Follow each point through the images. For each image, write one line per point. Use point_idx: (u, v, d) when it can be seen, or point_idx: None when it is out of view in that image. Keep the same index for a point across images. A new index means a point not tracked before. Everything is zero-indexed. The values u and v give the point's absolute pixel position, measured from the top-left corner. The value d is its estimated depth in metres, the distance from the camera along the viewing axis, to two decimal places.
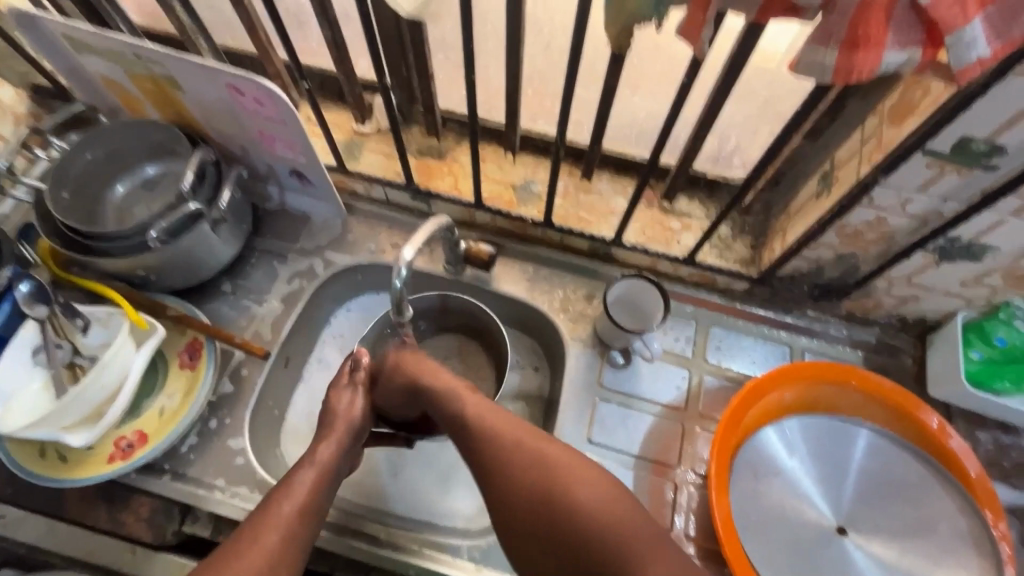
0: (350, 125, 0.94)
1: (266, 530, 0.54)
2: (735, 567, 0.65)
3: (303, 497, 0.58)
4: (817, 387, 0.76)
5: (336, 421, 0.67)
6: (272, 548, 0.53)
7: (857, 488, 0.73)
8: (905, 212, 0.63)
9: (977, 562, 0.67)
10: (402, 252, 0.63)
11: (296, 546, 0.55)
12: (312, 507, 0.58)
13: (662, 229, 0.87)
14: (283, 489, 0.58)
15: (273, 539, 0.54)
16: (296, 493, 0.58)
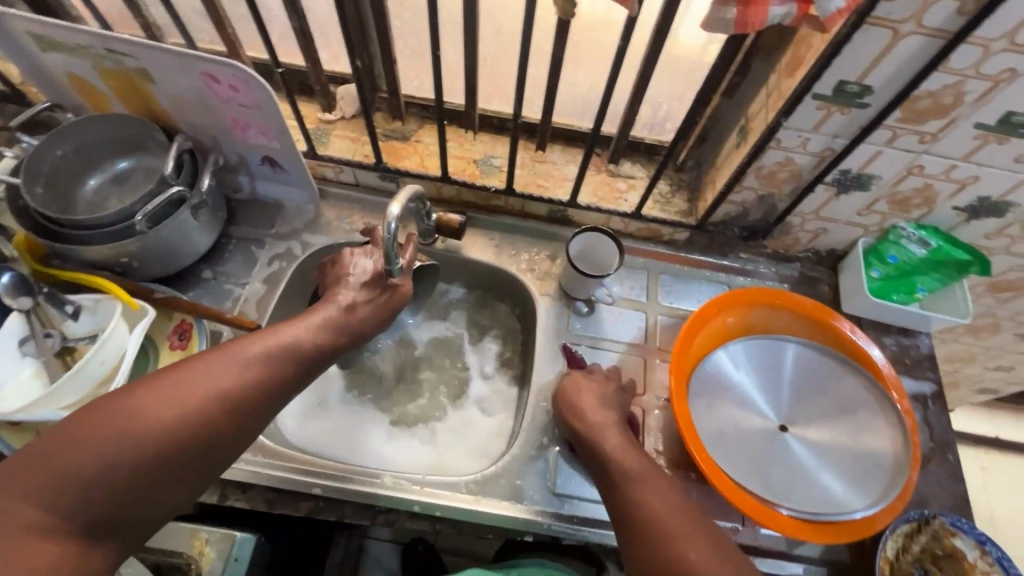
0: (315, 114, 0.99)
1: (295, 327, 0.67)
2: (698, 461, 0.76)
3: (312, 330, 0.68)
4: (752, 311, 0.89)
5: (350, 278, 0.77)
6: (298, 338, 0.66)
7: (790, 392, 0.85)
8: (806, 150, 0.76)
9: (889, 435, 0.81)
10: (389, 209, 0.70)
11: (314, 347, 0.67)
12: (321, 339, 0.68)
13: (610, 189, 0.98)
14: (297, 323, 0.68)
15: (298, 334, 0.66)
16: (308, 329, 0.68)
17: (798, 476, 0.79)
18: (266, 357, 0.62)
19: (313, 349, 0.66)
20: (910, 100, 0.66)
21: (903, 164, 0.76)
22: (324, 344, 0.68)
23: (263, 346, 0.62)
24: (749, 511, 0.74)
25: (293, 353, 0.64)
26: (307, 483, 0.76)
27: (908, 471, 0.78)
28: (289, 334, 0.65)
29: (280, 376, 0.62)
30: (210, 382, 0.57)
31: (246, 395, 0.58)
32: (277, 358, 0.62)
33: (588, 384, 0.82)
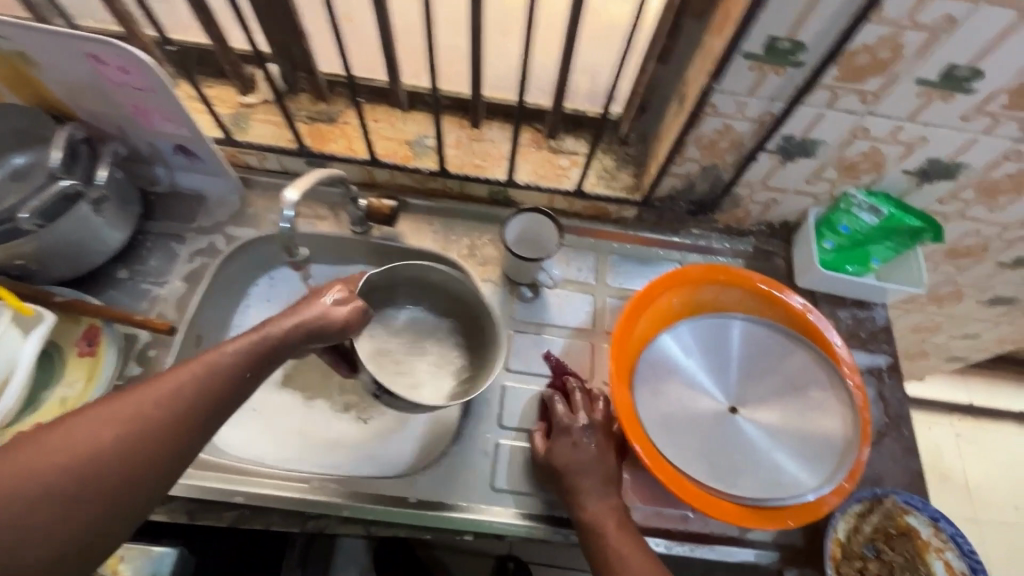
0: (234, 98, 0.92)
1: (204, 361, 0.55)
2: (639, 450, 0.72)
3: (221, 364, 0.55)
4: (699, 290, 0.86)
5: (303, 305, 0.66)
6: (203, 373, 0.54)
7: (741, 372, 0.81)
8: (745, 116, 0.72)
9: (840, 412, 0.78)
10: (285, 195, 0.64)
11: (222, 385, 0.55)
12: (222, 382, 0.55)
13: (552, 166, 0.93)
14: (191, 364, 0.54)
15: (201, 370, 0.54)
16: (209, 370, 0.55)
17: (749, 459, 0.76)
18: (141, 419, 0.50)
19: (217, 388, 0.54)
20: (846, 55, 0.61)
21: (848, 128, 0.72)
22: (226, 390, 0.55)
23: (137, 405, 0.50)
24: (693, 499, 0.70)
25: (190, 394, 0.53)
26: (229, 492, 0.72)
27: (858, 447, 0.75)
28: (176, 381, 0.53)
29: (164, 426, 0.50)
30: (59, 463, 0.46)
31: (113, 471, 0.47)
32: (160, 418, 0.50)
33: (582, 458, 0.71)
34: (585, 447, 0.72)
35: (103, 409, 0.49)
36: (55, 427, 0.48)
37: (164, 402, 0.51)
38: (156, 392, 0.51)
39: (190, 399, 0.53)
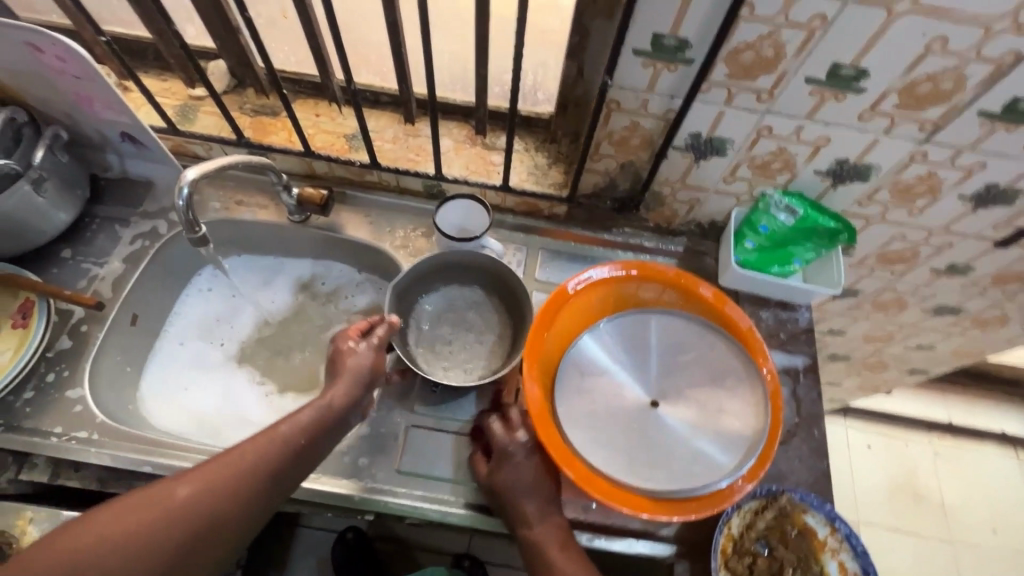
0: (184, 90, 0.97)
1: (271, 440, 0.63)
2: (548, 446, 0.73)
3: (288, 440, 0.64)
4: (620, 285, 0.86)
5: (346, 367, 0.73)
6: (272, 450, 0.62)
7: (664, 365, 0.80)
8: (649, 112, 0.73)
9: (754, 399, 0.77)
10: (184, 173, 0.69)
11: (287, 463, 0.63)
12: (291, 452, 0.63)
13: (484, 162, 0.95)
14: (268, 437, 0.63)
15: (272, 449, 0.62)
16: (284, 440, 0.63)
17: (667, 453, 0.75)
18: (229, 488, 0.58)
19: (284, 462, 0.62)
20: (731, 52, 0.63)
21: (750, 126, 0.73)
22: (294, 459, 0.63)
23: (229, 474, 0.58)
24: (598, 492, 0.71)
25: (262, 468, 0.61)
26: (137, 461, 0.75)
27: (764, 437, 0.74)
28: (254, 451, 0.61)
29: (242, 499, 0.58)
30: (168, 523, 0.53)
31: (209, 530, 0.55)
32: (247, 485, 0.59)
33: (527, 477, 0.73)
34: (525, 468, 0.74)
35: (200, 476, 0.57)
36: (161, 489, 0.55)
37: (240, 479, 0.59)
38: (233, 467, 0.59)
39: (267, 468, 0.61)
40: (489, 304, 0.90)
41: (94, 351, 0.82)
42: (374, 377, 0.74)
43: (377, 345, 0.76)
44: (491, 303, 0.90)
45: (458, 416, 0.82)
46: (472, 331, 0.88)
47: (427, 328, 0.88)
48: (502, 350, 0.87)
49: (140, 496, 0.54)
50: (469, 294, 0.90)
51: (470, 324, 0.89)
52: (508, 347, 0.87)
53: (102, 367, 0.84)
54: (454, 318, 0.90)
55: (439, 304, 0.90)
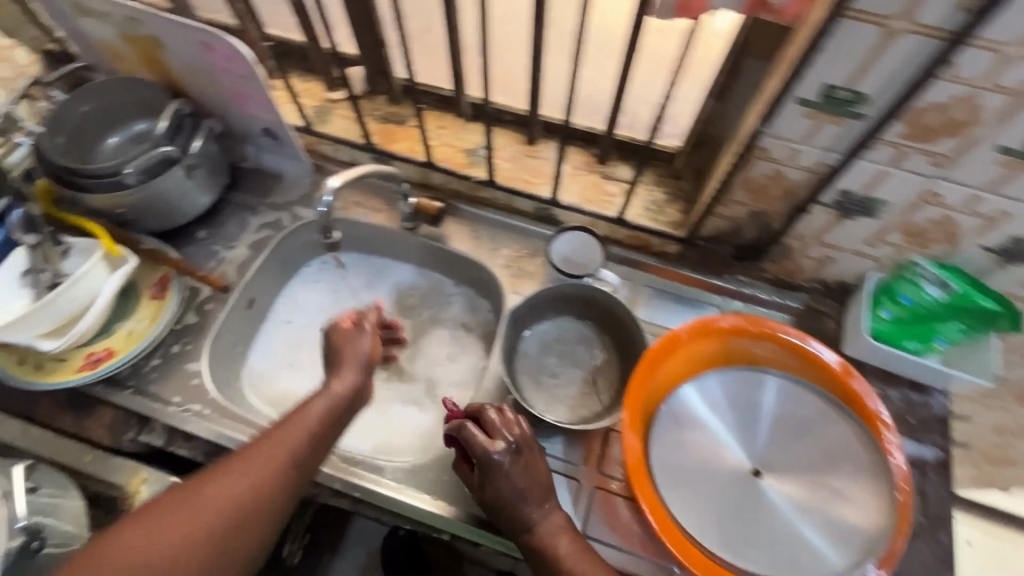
0: (322, 92, 1.02)
1: (294, 424, 0.66)
2: (641, 504, 0.69)
3: (310, 425, 0.66)
4: (734, 338, 0.79)
5: (352, 350, 0.74)
6: (299, 435, 0.65)
7: (773, 434, 0.75)
8: (798, 164, 0.68)
9: (875, 494, 0.70)
10: (327, 183, 0.68)
11: (313, 447, 0.66)
12: (314, 435, 0.66)
13: (599, 192, 0.93)
14: (280, 430, 0.65)
15: (296, 434, 0.65)
16: (297, 430, 0.65)
17: (767, 530, 0.70)
18: (255, 475, 0.61)
19: (307, 447, 0.65)
20: (913, 112, 0.57)
21: (915, 190, 0.66)
22: (312, 446, 0.66)
23: (245, 470, 0.62)
24: (690, 562, 0.67)
25: (289, 455, 0.64)
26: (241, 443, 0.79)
27: (890, 541, 0.67)
28: (280, 439, 0.64)
29: (279, 484, 0.62)
30: (191, 524, 0.58)
31: (234, 523, 0.59)
32: (265, 478, 0.62)
33: (517, 480, 0.68)
34: (517, 475, 0.68)
35: (218, 475, 0.61)
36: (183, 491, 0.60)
37: (272, 466, 0.62)
38: (264, 454, 0.63)
39: (283, 458, 0.63)
40: (598, 339, 0.88)
41: (213, 332, 0.87)
42: (371, 361, 0.75)
43: (369, 329, 0.77)
44: (601, 341, 0.87)
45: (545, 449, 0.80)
46: (579, 366, 0.86)
47: (533, 355, 0.87)
48: (609, 392, 0.84)
49: (162, 501, 0.59)
50: (580, 328, 0.88)
51: (577, 359, 0.87)
52: (615, 388, 0.84)
53: (218, 345, 0.89)
54: (563, 351, 0.87)
55: (548, 334, 0.88)
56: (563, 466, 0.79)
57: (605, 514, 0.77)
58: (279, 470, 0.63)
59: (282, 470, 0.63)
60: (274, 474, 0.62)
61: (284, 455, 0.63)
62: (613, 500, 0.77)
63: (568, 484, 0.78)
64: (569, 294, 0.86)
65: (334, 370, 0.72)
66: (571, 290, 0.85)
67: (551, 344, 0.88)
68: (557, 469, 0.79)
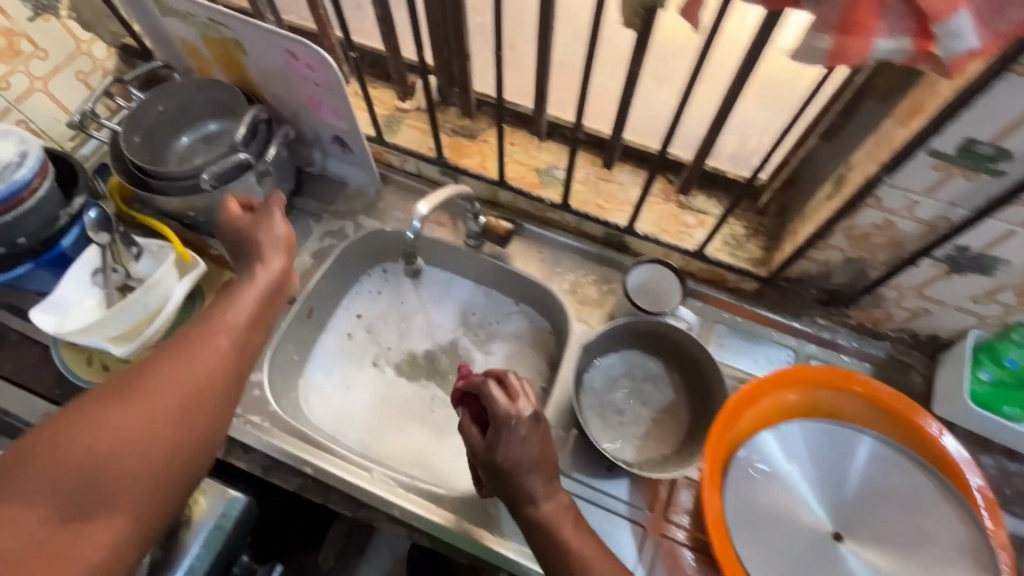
0: (393, 101, 1.00)
1: (227, 311, 0.63)
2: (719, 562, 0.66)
3: (245, 310, 0.64)
4: (819, 391, 0.75)
5: (266, 238, 0.69)
6: (235, 320, 0.63)
7: (859, 497, 0.71)
8: (913, 216, 0.64)
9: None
10: (417, 208, 0.66)
11: (250, 332, 0.63)
12: (249, 319, 0.64)
13: (676, 222, 0.89)
14: (208, 325, 0.62)
15: (231, 318, 0.62)
16: (226, 323, 0.62)
17: None
18: (190, 361, 0.58)
19: (241, 330, 0.63)
20: None
21: None
22: (248, 332, 0.63)
23: (182, 365, 0.58)
24: None
25: (225, 338, 0.61)
26: (300, 461, 0.78)
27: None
28: (212, 330, 0.61)
29: (221, 367, 0.59)
30: (132, 418, 0.53)
31: (181, 413, 0.56)
32: (207, 367, 0.59)
33: (528, 448, 0.64)
34: (524, 440, 0.64)
35: (148, 374, 0.57)
36: (108, 392, 0.54)
37: (215, 353, 0.60)
38: (199, 343, 0.60)
39: (218, 349, 0.60)
40: (667, 378, 0.84)
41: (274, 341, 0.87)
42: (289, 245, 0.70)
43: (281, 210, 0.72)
44: (670, 380, 0.84)
45: (610, 491, 0.77)
46: (646, 405, 0.83)
47: (599, 390, 0.83)
48: (678, 435, 0.80)
49: (85, 404, 0.53)
50: (647, 364, 0.85)
51: (645, 397, 0.83)
52: (685, 432, 0.80)
53: (278, 355, 0.87)
54: (630, 388, 0.84)
55: (615, 368, 0.85)
56: (627, 510, 0.76)
57: (670, 567, 0.73)
58: (222, 361, 0.60)
59: (224, 353, 0.60)
60: (218, 358, 0.60)
61: (223, 344, 0.61)
62: (678, 551, 0.74)
63: (634, 529, 0.75)
64: (643, 330, 0.83)
65: (253, 258, 0.68)
66: (646, 326, 0.82)
67: (618, 379, 0.84)
68: (622, 513, 0.76)
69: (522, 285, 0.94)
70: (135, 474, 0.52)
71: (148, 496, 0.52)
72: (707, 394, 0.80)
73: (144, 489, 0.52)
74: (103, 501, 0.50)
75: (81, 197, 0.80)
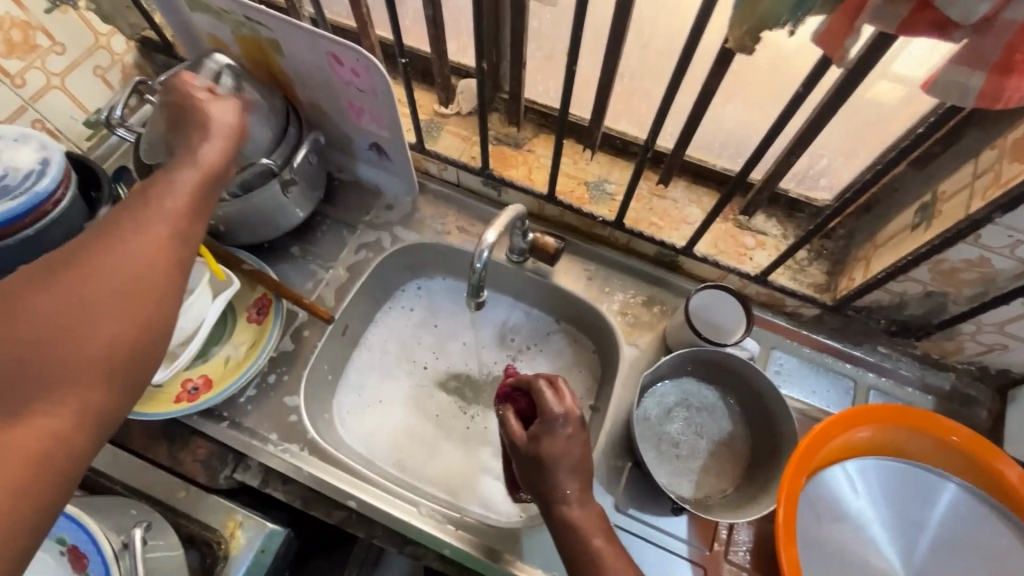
0: (432, 106, 0.95)
1: (156, 190, 0.49)
2: None
3: (176, 189, 0.50)
4: (891, 429, 0.71)
5: (203, 116, 0.56)
6: (166, 200, 0.48)
7: (930, 541, 0.68)
8: (1013, 254, 0.60)
9: None
10: (485, 235, 0.65)
11: (185, 216, 0.49)
12: (183, 201, 0.49)
13: (735, 243, 0.85)
14: (129, 208, 0.47)
15: (160, 199, 0.48)
16: (159, 207, 0.48)
17: None
18: (107, 243, 0.44)
19: (172, 211, 0.48)
20: None
21: None
22: (182, 214, 0.49)
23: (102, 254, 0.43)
24: None
25: (151, 218, 0.46)
26: (344, 494, 0.74)
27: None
28: (134, 213, 0.46)
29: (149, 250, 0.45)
30: (54, 308, 0.40)
31: (115, 302, 0.42)
32: (139, 251, 0.44)
33: (571, 448, 0.59)
34: (565, 435, 0.59)
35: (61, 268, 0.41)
36: (6, 292, 0.39)
37: (140, 233, 0.45)
38: (120, 226, 0.45)
39: (153, 234, 0.46)
40: (724, 407, 0.81)
41: (311, 360, 0.81)
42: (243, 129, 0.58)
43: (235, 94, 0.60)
44: (728, 410, 0.80)
45: (668, 530, 0.73)
46: (703, 436, 0.79)
47: (654, 420, 0.79)
48: (737, 470, 0.77)
49: None
50: (703, 394, 0.81)
51: (702, 429, 0.79)
52: (744, 467, 0.77)
53: (315, 376, 0.83)
54: (687, 418, 0.80)
55: (671, 397, 0.81)
56: (687, 550, 0.72)
57: None
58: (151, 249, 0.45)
59: (155, 234, 0.46)
60: (145, 238, 0.45)
61: (149, 226, 0.46)
62: None
63: (695, 571, 0.72)
64: (708, 358, 0.79)
65: (196, 136, 0.55)
66: (705, 355, 0.79)
67: (675, 410, 0.80)
68: (683, 554, 0.72)
69: (568, 304, 0.90)
70: (63, 380, 0.39)
71: (84, 403, 0.39)
72: (773, 428, 0.76)
73: (80, 399, 0.39)
74: (24, 413, 0.37)
75: (105, 208, 0.75)
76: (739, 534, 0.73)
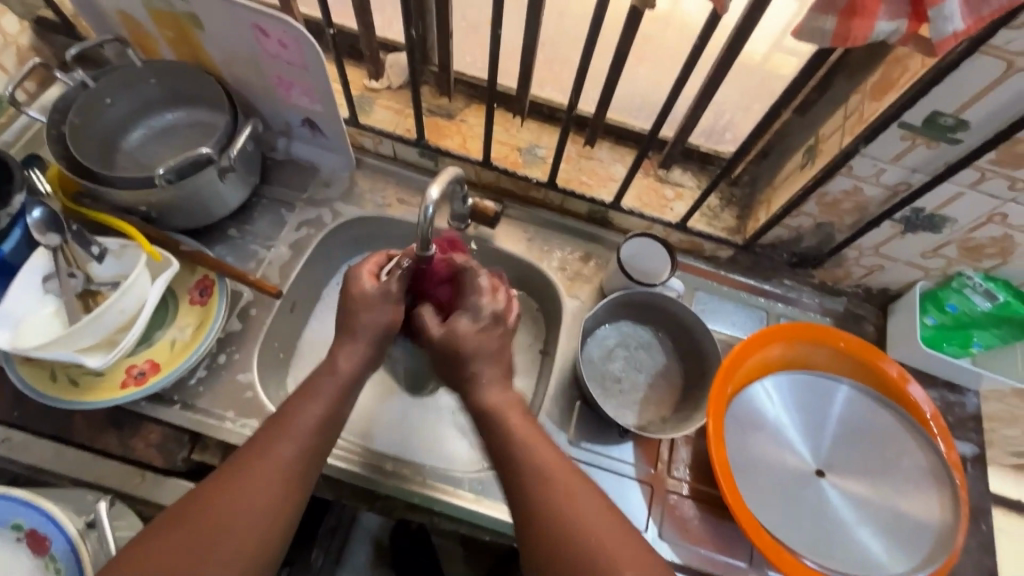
0: (362, 81, 0.96)
1: (303, 410, 0.60)
2: (732, 505, 0.71)
3: (316, 416, 0.60)
4: (797, 344, 0.82)
5: (360, 330, 0.65)
6: (306, 428, 0.59)
7: (834, 435, 0.80)
8: (879, 182, 0.71)
9: (937, 493, 0.76)
10: (428, 193, 0.67)
11: (321, 441, 0.60)
12: (316, 430, 0.60)
13: (657, 196, 0.93)
14: (279, 431, 0.58)
15: (302, 425, 0.59)
16: (296, 430, 0.59)
17: (833, 528, 0.75)
18: (262, 471, 0.56)
19: (307, 441, 0.59)
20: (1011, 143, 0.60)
21: (985, 210, 0.69)
22: (313, 445, 0.59)
23: (252, 476, 0.55)
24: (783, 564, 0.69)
25: (290, 451, 0.57)
26: None
27: (952, 538, 0.73)
28: (282, 443, 0.57)
29: (285, 486, 0.56)
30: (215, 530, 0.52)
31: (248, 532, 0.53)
32: (276, 485, 0.55)
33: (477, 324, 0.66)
34: (472, 324, 0.66)
35: (224, 487, 0.54)
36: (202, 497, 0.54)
37: (283, 470, 0.56)
38: (272, 456, 0.57)
39: (293, 456, 0.57)
40: (659, 344, 0.89)
41: (262, 337, 0.82)
42: (388, 332, 0.67)
43: (394, 294, 0.67)
44: (661, 346, 0.89)
45: (616, 456, 0.81)
46: (642, 371, 0.87)
47: (597, 360, 0.86)
48: (673, 398, 0.86)
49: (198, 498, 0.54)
50: (640, 333, 0.89)
51: (640, 365, 0.87)
52: (679, 395, 0.86)
53: (266, 352, 0.83)
54: (628, 355, 0.88)
55: (611, 339, 0.88)
56: (634, 471, 0.80)
57: (676, 518, 0.78)
58: (284, 485, 0.56)
59: (292, 473, 0.57)
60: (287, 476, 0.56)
61: (284, 459, 0.57)
62: (682, 499, 0.79)
63: (643, 488, 0.80)
64: (640, 298, 0.87)
65: (347, 342, 0.65)
66: (640, 296, 0.86)
67: (616, 350, 0.88)
68: (630, 474, 0.80)
69: (512, 265, 0.95)
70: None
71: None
72: (701, 357, 0.85)
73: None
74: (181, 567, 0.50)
75: (21, 196, 0.69)
76: (677, 452, 0.82)
